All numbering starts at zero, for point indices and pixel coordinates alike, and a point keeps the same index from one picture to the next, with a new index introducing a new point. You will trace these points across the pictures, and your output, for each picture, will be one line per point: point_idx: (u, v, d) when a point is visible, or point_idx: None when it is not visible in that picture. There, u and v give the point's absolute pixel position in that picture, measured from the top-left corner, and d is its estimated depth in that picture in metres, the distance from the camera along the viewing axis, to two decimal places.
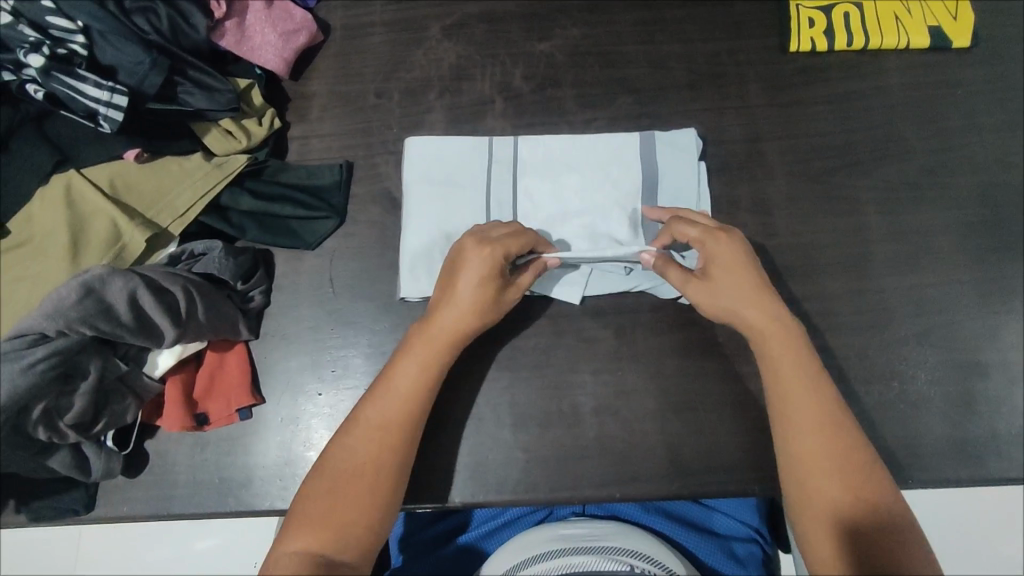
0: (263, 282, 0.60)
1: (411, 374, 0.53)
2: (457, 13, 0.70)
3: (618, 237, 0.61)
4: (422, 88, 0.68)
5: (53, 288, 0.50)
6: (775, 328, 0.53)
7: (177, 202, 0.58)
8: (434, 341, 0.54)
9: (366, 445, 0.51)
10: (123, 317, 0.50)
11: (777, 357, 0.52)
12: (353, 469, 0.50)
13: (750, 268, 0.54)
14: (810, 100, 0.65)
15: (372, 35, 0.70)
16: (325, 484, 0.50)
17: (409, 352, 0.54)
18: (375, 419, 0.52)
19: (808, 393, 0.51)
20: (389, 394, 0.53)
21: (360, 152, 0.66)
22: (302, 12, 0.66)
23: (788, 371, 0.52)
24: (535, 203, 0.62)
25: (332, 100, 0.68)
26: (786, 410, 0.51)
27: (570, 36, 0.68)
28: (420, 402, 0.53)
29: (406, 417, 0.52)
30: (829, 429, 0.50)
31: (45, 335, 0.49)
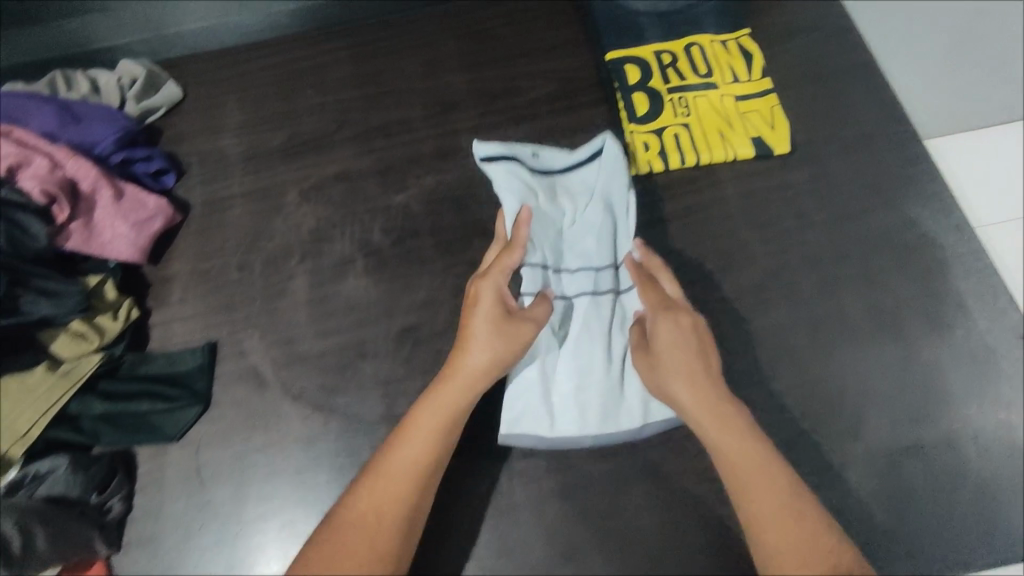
0: (123, 487, 0.58)
1: (438, 413, 0.52)
2: (313, 176, 0.72)
3: (609, 325, 0.61)
4: (283, 256, 0.68)
5: None
6: (730, 431, 0.50)
7: (18, 422, 0.57)
8: (482, 372, 0.53)
9: (358, 534, 0.47)
10: None
11: (741, 475, 0.49)
12: (371, 514, 0.48)
13: (519, 321, 0.54)
14: (655, 219, 0.68)
15: (233, 208, 0.71)
16: (343, 532, 0.47)
17: (422, 407, 0.52)
18: (405, 462, 0.50)
19: (775, 500, 0.47)
20: (415, 440, 0.51)
21: (224, 329, 0.66)
22: (154, 199, 0.68)
23: (754, 473, 0.48)
24: (550, 244, 0.62)
25: (193, 280, 0.68)
26: (763, 537, 0.47)
27: (424, 185, 0.71)
28: (436, 465, 0.51)
29: (435, 457, 0.51)
30: (790, 512, 0.47)
31: None
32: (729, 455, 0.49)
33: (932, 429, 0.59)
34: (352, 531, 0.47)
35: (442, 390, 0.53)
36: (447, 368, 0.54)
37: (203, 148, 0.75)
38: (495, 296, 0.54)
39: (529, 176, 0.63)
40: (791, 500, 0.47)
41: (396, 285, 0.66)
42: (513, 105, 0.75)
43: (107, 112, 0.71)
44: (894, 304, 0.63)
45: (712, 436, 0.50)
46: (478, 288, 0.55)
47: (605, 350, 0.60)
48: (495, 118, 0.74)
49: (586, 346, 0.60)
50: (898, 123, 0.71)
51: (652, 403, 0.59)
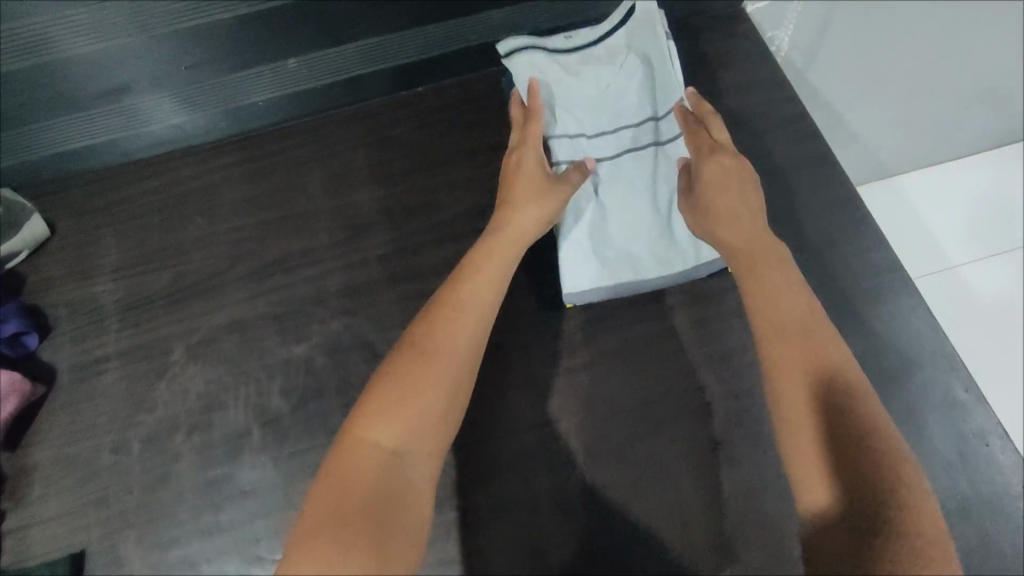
0: None
1: (479, 304, 0.49)
2: (203, 326, 0.63)
3: (638, 172, 0.63)
4: (167, 431, 0.58)
5: None
6: (776, 271, 0.49)
7: None
8: (521, 233, 0.54)
9: (432, 372, 0.45)
10: None
11: (759, 271, 0.49)
12: (433, 356, 0.46)
13: (559, 180, 0.56)
14: (596, 359, 0.60)
15: (107, 371, 0.61)
16: (395, 366, 0.45)
17: (461, 296, 0.49)
18: (467, 305, 0.49)
19: (800, 318, 0.45)
20: (448, 335, 0.47)
21: (95, 532, 0.55)
22: (5, 375, 0.57)
23: (796, 305, 0.46)
24: (577, 125, 0.64)
25: (58, 467, 0.57)
26: (777, 297, 0.47)
27: (330, 331, 0.61)
28: (482, 328, 0.48)
29: (484, 320, 0.49)
30: (823, 357, 0.43)
31: None
32: (767, 287, 0.48)
33: None
34: (414, 366, 0.45)
35: (486, 262, 0.52)
36: (487, 242, 0.53)
37: (76, 297, 0.65)
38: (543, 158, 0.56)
39: (554, 61, 0.63)
40: (825, 377, 0.42)
41: (300, 462, 0.56)
42: (430, 224, 0.66)
43: None
44: None
45: (732, 234, 0.51)
46: (525, 158, 0.56)
47: (652, 205, 0.62)
48: (412, 242, 0.65)
49: (635, 207, 0.62)
50: (862, 223, 0.63)
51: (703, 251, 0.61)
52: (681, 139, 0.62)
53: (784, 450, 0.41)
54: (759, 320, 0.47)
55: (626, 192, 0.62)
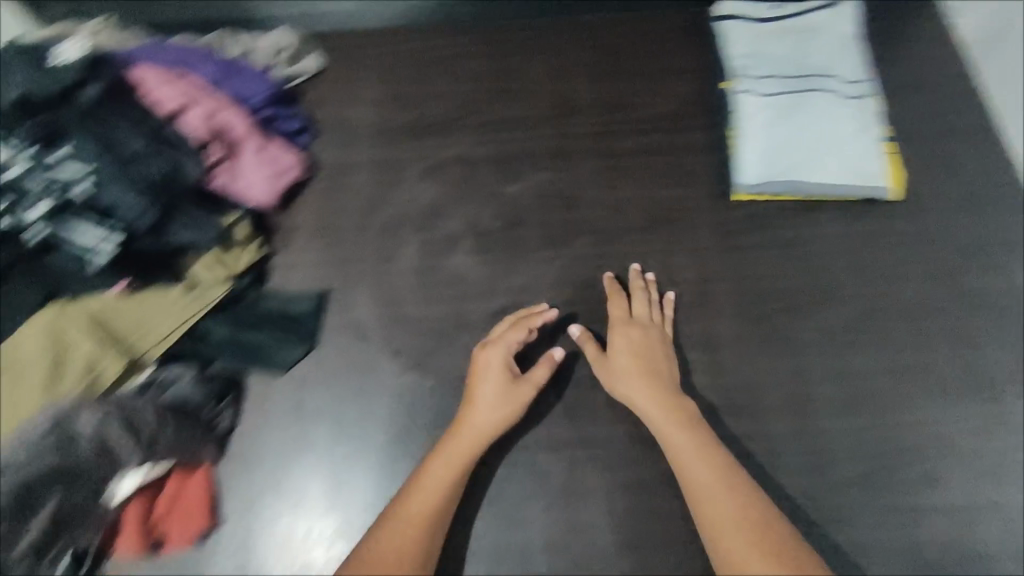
0: (232, 403, 0.65)
1: (438, 474, 0.56)
2: (434, 158, 0.78)
3: (825, 106, 0.73)
4: (398, 225, 0.74)
5: (35, 416, 0.53)
6: (683, 431, 0.57)
7: (160, 328, 0.62)
8: (474, 433, 0.58)
9: (404, 526, 0.53)
10: (83, 448, 0.54)
11: (672, 437, 0.57)
12: (420, 505, 0.54)
13: (540, 368, 0.61)
14: (753, 246, 0.70)
15: (356, 175, 0.77)
16: (396, 526, 0.53)
17: (460, 437, 0.58)
18: (437, 470, 0.57)
19: (734, 500, 0.53)
20: (435, 470, 0.57)
21: (336, 282, 0.71)
22: (290, 156, 0.74)
23: (695, 466, 0.55)
24: (776, 69, 0.76)
25: (313, 233, 0.74)
26: (686, 472, 0.55)
27: (537, 180, 0.76)
28: (453, 483, 0.56)
29: (459, 474, 0.57)
30: (764, 519, 0.52)
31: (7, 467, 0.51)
32: (688, 463, 0.56)
33: (1003, 489, 0.60)
34: (390, 529, 0.53)
35: (449, 440, 0.58)
36: (444, 447, 0.58)
37: (338, 117, 0.82)
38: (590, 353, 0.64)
39: (761, 28, 0.78)
40: None
41: (500, 267, 0.71)
42: (627, 120, 0.79)
43: (255, 72, 0.77)
44: (986, 368, 0.64)
45: (641, 395, 0.60)
46: (488, 360, 0.62)
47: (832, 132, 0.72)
48: (611, 128, 0.79)
49: (816, 131, 0.72)
50: (1007, 188, 0.72)
51: (868, 177, 0.70)
52: (865, 98, 0.73)
53: (718, 559, 0.51)
54: (700, 515, 0.53)
55: (808, 108, 0.73)
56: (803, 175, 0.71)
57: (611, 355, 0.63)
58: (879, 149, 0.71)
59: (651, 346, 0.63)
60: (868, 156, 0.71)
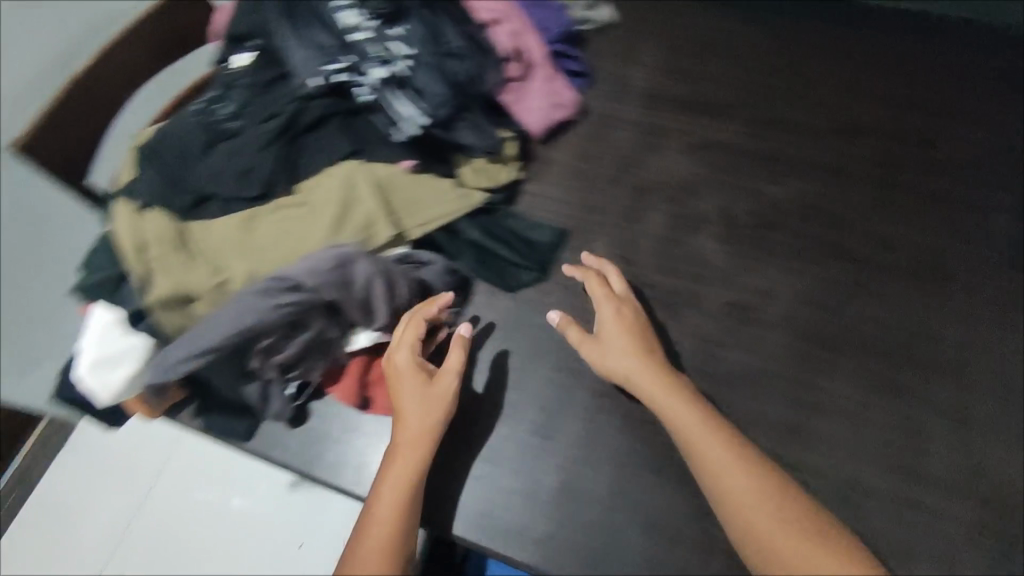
0: (460, 303, 0.68)
1: (400, 476, 0.56)
2: (702, 134, 0.75)
3: None
4: (652, 189, 0.72)
5: (322, 249, 0.59)
6: (741, 473, 0.54)
7: (426, 214, 0.65)
8: (418, 433, 0.57)
9: (381, 530, 0.54)
10: (353, 290, 0.59)
11: (722, 479, 0.54)
12: (390, 512, 0.55)
13: (446, 373, 0.60)
14: None
15: (620, 131, 0.76)
16: (376, 532, 0.54)
17: (398, 453, 0.57)
18: (395, 477, 0.56)
19: (801, 539, 0.51)
20: (392, 484, 0.56)
21: (579, 225, 0.71)
22: (571, 96, 0.75)
23: (693, 428, 0.56)
24: None
25: (567, 173, 0.74)
26: (745, 509, 0.52)
27: (803, 188, 0.71)
28: (412, 489, 0.56)
29: (415, 476, 0.56)
30: (763, 490, 0.53)
31: (297, 286, 0.57)
32: (738, 496, 0.53)
33: None
34: (369, 534, 0.54)
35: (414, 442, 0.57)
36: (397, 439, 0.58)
37: (616, 72, 0.80)
38: (591, 354, 0.62)
39: None
40: None
41: (746, 262, 0.67)
42: (920, 158, 0.72)
43: (558, 8, 0.80)
44: None
45: (684, 419, 0.56)
46: (403, 378, 0.59)
47: None
48: (900, 162, 0.71)
49: None
50: None
51: None
52: None
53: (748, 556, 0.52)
54: (751, 554, 0.51)
55: None
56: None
57: (614, 330, 0.62)
58: None
59: (623, 311, 0.63)
60: None
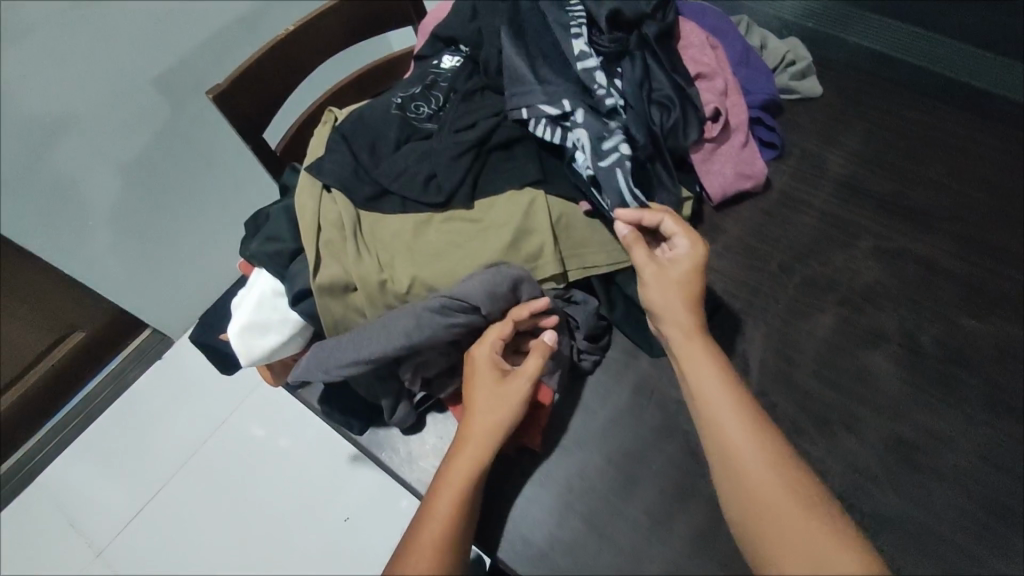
0: (598, 351, 0.66)
1: (456, 476, 0.53)
2: (895, 241, 0.69)
3: None
4: (825, 286, 0.67)
5: (500, 270, 0.57)
6: (790, 498, 0.50)
7: (590, 257, 0.63)
8: (483, 436, 0.55)
9: (431, 531, 0.51)
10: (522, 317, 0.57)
11: (757, 485, 0.50)
12: (442, 512, 0.52)
13: (519, 375, 0.56)
14: None
15: (804, 215, 0.72)
16: (425, 532, 0.51)
17: (455, 454, 0.55)
18: (451, 476, 0.53)
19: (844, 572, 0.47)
20: (448, 486, 0.53)
21: (739, 304, 0.67)
22: (762, 166, 0.71)
23: (702, 374, 0.55)
24: None
25: (737, 246, 0.70)
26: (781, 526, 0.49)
27: (1003, 330, 0.63)
28: (466, 492, 0.53)
29: (469, 479, 0.53)
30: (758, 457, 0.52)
31: (474, 306, 0.55)
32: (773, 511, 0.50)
33: None
34: (419, 535, 0.51)
35: (472, 441, 0.54)
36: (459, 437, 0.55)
37: (812, 152, 0.75)
38: (642, 261, 0.59)
39: None
40: None
41: (919, 395, 0.61)
42: None
43: (768, 72, 0.75)
44: None
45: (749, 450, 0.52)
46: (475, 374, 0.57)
47: None
48: None
49: None
50: None
51: None
52: None
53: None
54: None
55: None
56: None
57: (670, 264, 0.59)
58: None
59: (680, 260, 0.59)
60: None
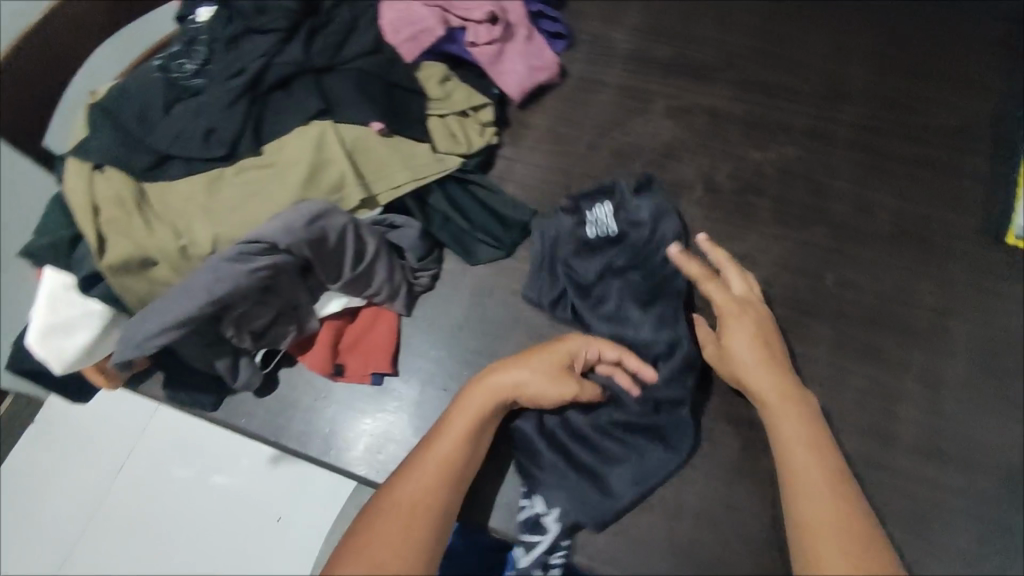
0: (433, 267, 0.65)
1: (462, 425, 0.56)
2: (685, 98, 0.73)
3: None
4: (631, 153, 0.71)
5: (294, 206, 0.57)
6: (825, 480, 0.53)
7: (395, 176, 0.63)
8: (501, 392, 0.57)
9: (431, 471, 0.54)
10: (330, 246, 0.57)
11: (810, 476, 0.53)
12: (444, 457, 0.54)
13: (577, 381, 0.58)
14: (1013, 297, 0.63)
15: (601, 93, 0.74)
16: (426, 471, 0.54)
17: (463, 409, 0.57)
18: (458, 425, 0.56)
19: (840, 530, 0.51)
20: (451, 433, 0.55)
21: (557, 190, 0.70)
22: (552, 54, 0.72)
23: (788, 426, 0.55)
24: None
25: (546, 136, 0.72)
26: (819, 523, 0.51)
27: (785, 154, 0.70)
28: (474, 444, 0.56)
29: (477, 432, 0.56)
30: (830, 474, 0.53)
31: (275, 247, 0.55)
32: (813, 511, 0.52)
33: None
34: (419, 473, 0.54)
35: (486, 398, 0.57)
36: (477, 386, 0.58)
37: (599, 34, 0.78)
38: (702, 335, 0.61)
39: None
40: None
41: (721, 230, 0.67)
42: (904, 121, 0.70)
43: None
44: None
45: (802, 446, 0.54)
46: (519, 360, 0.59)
47: None
48: (884, 125, 0.70)
49: None
50: None
51: None
52: None
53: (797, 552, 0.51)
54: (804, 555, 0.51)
55: None
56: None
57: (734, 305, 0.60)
58: None
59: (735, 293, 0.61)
60: None
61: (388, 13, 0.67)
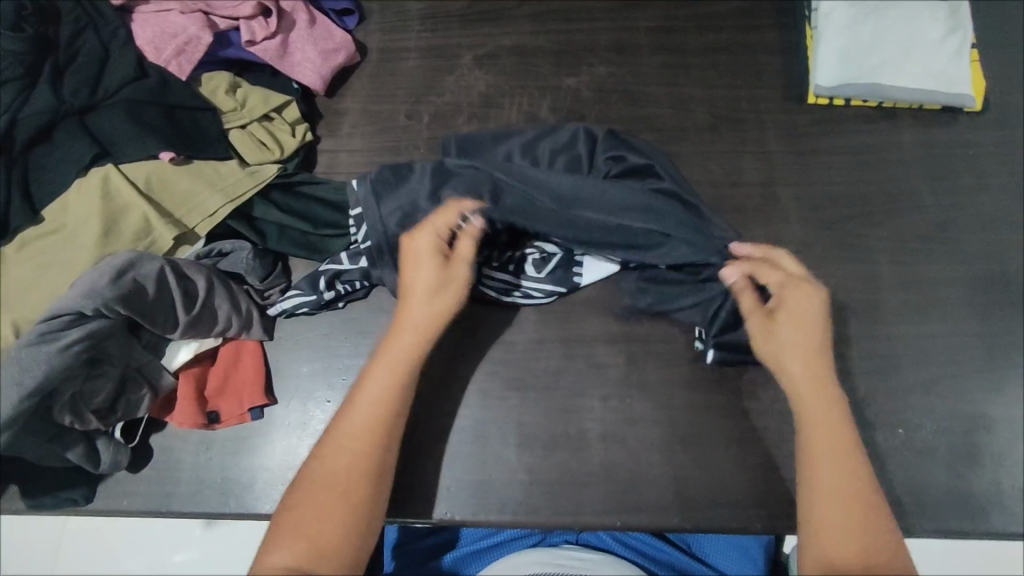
0: (282, 279, 0.62)
1: (385, 374, 0.53)
2: (490, 44, 0.72)
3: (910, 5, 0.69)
4: (452, 112, 0.70)
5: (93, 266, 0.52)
6: (844, 451, 0.51)
7: (208, 202, 0.58)
8: (412, 324, 0.54)
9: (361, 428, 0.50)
10: (150, 295, 0.53)
11: (824, 449, 0.51)
12: (371, 409, 0.51)
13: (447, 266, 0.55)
14: (826, 149, 0.68)
15: (406, 60, 0.72)
16: (354, 432, 0.50)
17: (375, 369, 0.53)
18: (381, 374, 0.53)
19: (847, 481, 0.50)
20: (373, 385, 0.52)
21: None
22: (342, 32, 0.68)
23: (817, 396, 0.53)
24: None
25: (363, 118, 0.70)
26: (823, 481, 0.50)
27: (596, 74, 0.71)
28: (400, 389, 0.52)
29: (403, 378, 0.53)
30: (847, 458, 0.51)
31: (82, 314, 0.51)
32: (820, 471, 0.50)
33: None
34: (346, 431, 0.50)
35: (400, 335, 0.54)
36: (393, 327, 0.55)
37: None
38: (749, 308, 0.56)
39: None
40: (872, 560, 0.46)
41: None
42: (696, 13, 0.73)
43: None
44: None
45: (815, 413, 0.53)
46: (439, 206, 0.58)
47: (916, 35, 0.69)
48: (679, 22, 0.72)
49: (897, 29, 0.69)
50: None
51: (944, 87, 0.68)
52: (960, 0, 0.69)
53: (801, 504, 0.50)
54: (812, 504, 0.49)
55: (895, 11, 0.69)
56: (889, 78, 0.68)
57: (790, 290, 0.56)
58: (954, 48, 0.68)
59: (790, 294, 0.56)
60: (952, 63, 0.68)
61: (144, 30, 0.61)
